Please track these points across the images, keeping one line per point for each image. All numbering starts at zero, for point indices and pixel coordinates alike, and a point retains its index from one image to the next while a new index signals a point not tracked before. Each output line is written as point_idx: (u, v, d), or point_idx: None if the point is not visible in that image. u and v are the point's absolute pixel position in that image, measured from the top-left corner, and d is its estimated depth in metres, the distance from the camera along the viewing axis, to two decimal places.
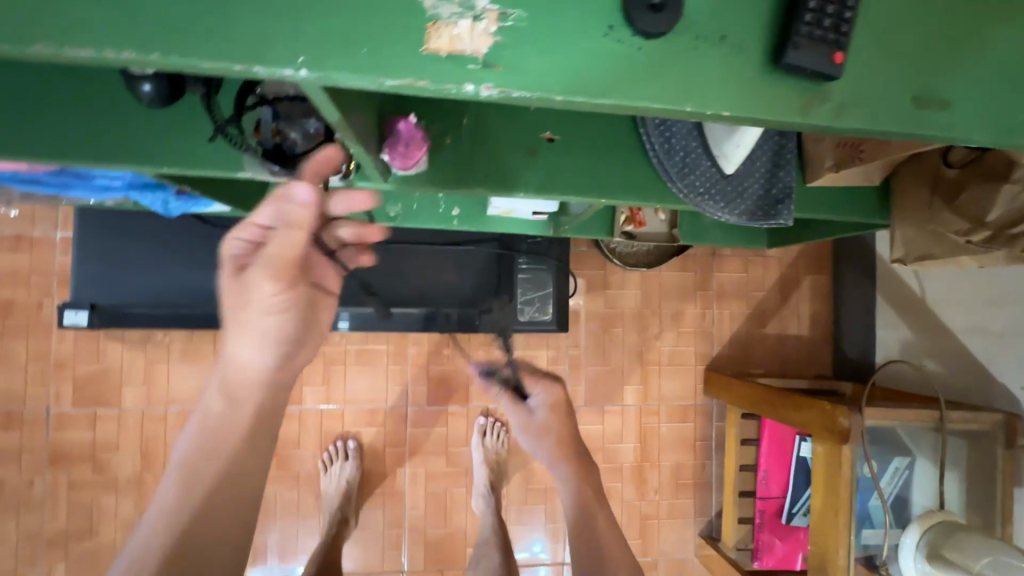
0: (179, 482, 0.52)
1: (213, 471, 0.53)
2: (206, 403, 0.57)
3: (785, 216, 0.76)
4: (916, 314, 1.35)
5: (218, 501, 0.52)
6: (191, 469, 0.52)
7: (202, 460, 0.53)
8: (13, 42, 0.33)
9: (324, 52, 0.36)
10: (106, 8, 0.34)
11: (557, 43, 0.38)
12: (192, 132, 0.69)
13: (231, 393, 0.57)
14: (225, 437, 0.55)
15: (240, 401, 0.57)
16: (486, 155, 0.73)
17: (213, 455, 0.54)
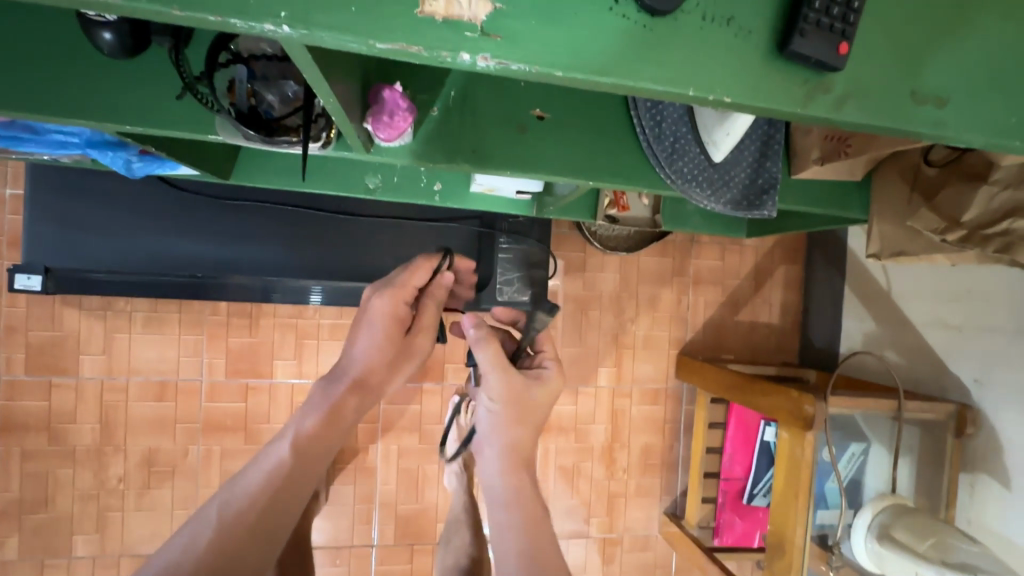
0: (261, 484, 0.57)
1: (292, 491, 0.58)
2: (304, 419, 0.62)
3: (770, 207, 0.76)
4: (881, 306, 1.40)
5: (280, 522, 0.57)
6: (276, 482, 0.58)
7: (301, 465, 0.60)
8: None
9: (311, 9, 0.33)
10: None
11: (560, 15, 0.36)
12: (160, 88, 0.65)
13: (327, 423, 0.63)
14: (310, 464, 0.61)
15: (330, 436, 0.64)
16: (474, 129, 0.70)
17: (297, 473, 0.59)
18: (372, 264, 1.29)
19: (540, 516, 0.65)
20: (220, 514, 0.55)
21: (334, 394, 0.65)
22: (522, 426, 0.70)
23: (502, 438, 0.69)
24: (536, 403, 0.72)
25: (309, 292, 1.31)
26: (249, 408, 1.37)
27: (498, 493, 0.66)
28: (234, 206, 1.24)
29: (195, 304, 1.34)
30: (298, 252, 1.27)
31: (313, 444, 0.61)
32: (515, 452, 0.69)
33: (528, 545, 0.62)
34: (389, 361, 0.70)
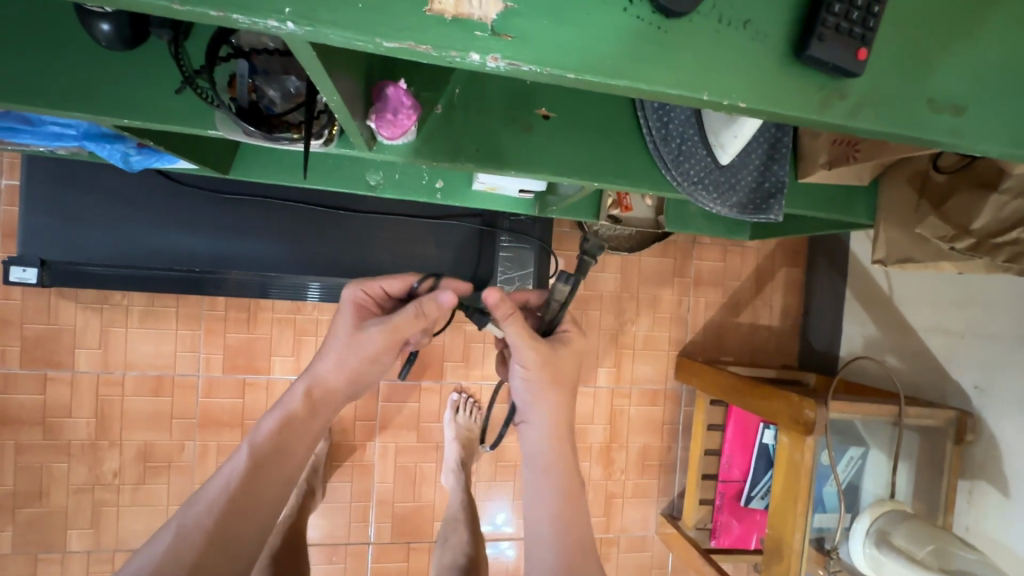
0: (220, 495, 0.63)
1: (254, 492, 0.64)
2: (262, 428, 0.69)
3: (776, 211, 0.76)
4: (882, 310, 1.40)
5: (246, 528, 0.63)
6: (236, 485, 0.64)
7: (261, 469, 0.65)
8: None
9: (317, 5, 0.32)
10: None
11: (573, 15, 0.35)
12: (159, 82, 0.64)
13: (283, 425, 0.69)
14: (268, 466, 0.66)
15: (292, 438, 0.69)
16: (478, 127, 0.69)
17: (256, 476, 0.65)
18: (371, 261, 1.28)
19: (575, 483, 0.69)
20: (179, 527, 0.61)
21: (293, 395, 0.71)
22: (557, 390, 0.70)
23: (539, 402, 0.70)
24: (566, 362, 0.72)
25: (305, 290, 1.27)
26: (246, 404, 1.36)
27: (541, 457, 0.69)
28: (233, 201, 1.23)
29: (192, 299, 1.33)
30: (297, 248, 1.26)
31: (273, 446, 0.67)
32: (554, 416, 0.70)
33: (568, 507, 0.67)
34: (348, 349, 0.74)
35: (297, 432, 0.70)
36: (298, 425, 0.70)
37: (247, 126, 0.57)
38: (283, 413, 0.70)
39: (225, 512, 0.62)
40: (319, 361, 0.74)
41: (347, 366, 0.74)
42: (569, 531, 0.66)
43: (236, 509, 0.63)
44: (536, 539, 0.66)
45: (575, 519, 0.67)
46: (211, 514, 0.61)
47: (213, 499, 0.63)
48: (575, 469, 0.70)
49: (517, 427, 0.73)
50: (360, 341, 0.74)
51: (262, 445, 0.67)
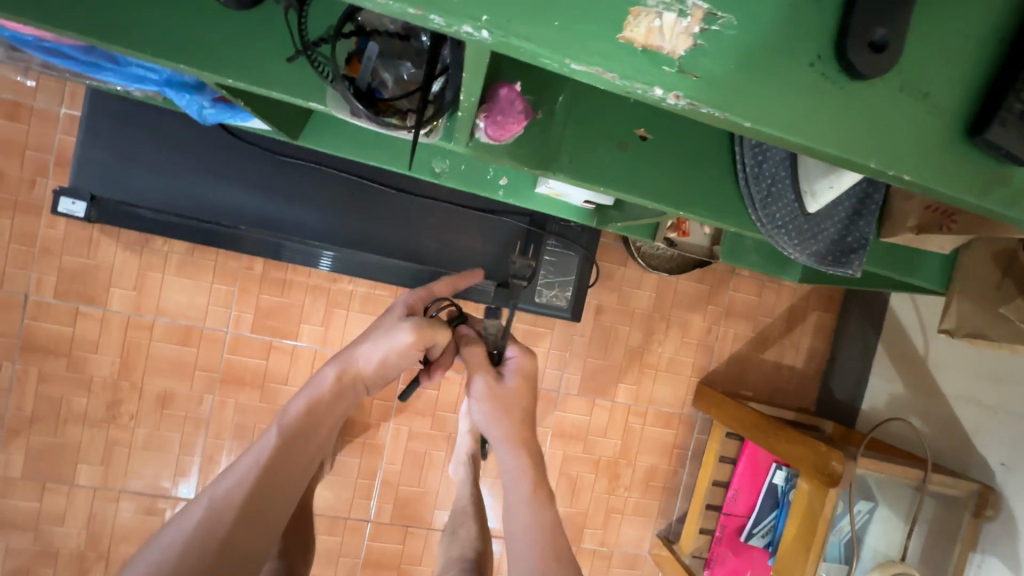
0: (256, 471, 0.60)
1: (285, 471, 0.62)
2: (291, 409, 0.67)
3: (855, 266, 0.75)
4: (913, 371, 1.39)
5: (276, 501, 0.60)
6: (272, 464, 0.61)
7: (296, 452, 0.64)
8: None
9: (513, 17, 0.31)
10: None
11: (759, 62, 0.34)
12: (269, 49, 0.63)
13: (314, 405, 0.68)
14: (299, 450, 0.64)
15: (318, 418, 0.68)
16: (575, 139, 0.68)
17: (285, 461, 0.62)
18: (415, 245, 1.27)
19: (542, 493, 0.73)
20: (209, 506, 0.56)
21: (327, 379, 0.71)
22: (512, 413, 0.78)
23: (499, 429, 0.77)
24: (516, 393, 0.80)
25: (318, 258, 1.26)
26: (269, 367, 1.37)
27: (511, 471, 0.75)
28: (289, 163, 1.21)
29: (232, 255, 1.32)
30: (344, 221, 1.25)
31: (304, 421, 0.66)
32: (513, 437, 0.76)
33: (540, 516, 0.71)
34: (380, 341, 0.73)
35: (321, 424, 0.68)
36: (325, 415, 0.69)
37: (356, 104, 0.56)
38: (312, 395, 0.69)
39: (263, 482, 0.59)
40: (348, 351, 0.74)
41: (375, 352, 0.72)
42: (551, 536, 0.69)
43: (267, 484, 0.60)
44: (519, 552, 0.68)
45: (549, 524, 0.70)
46: (245, 488, 0.58)
47: (241, 477, 0.59)
48: (538, 472, 0.75)
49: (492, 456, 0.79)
50: (391, 333, 0.73)
51: (296, 418, 0.66)
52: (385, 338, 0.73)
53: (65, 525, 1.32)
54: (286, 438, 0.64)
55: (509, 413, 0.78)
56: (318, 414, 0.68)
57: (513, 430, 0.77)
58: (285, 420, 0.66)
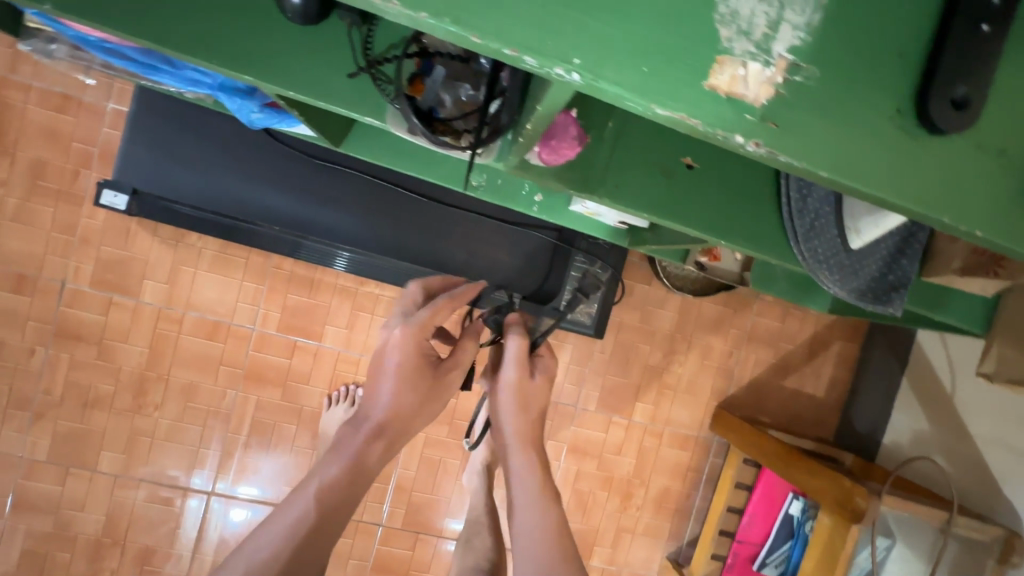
0: (287, 539, 0.58)
1: (323, 533, 0.60)
2: (327, 471, 0.64)
3: (897, 305, 0.74)
4: (938, 409, 1.37)
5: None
6: (307, 531, 0.59)
7: (334, 515, 0.62)
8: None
9: (604, 61, 0.32)
10: None
11: (839, 112, 0.35)
12: (331, 66, 0.65)
13: (351, 475, 0.64)
14: (337, 513, 0.62)
15: (356, 477, 0.65)
16: (622, 164, 0.68)
17: (321, 526, 0.60)
18: (444, 254, 1.28)
19: (550, 499, 0.75)
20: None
21: (357, 443, 0.66)
22: (528, 412, 0.80)
23: (511, 426, 0.79)
24: (537, 392, 0.81)
25: (333, 257, 1.27)
26: (293, 366, 1.38)
27: (516, 471, 0.77)
28: (323, 167, 1.23)
29: (263, 253, 1.34)
30: (375, 226, 1.26)
31: (338, 492, 0.63)
32: (524, 435, 0.79)
33: (548, 519, 0.72)
34: (412, 386, 0.70)
35: (357, 478, 0.65)
36: (361, 471, 0.65)
37: (414, 120, 0.57)
38: (351, 457, 0.65)
39: (297, 551, 0.58)
40: (373, 407, 0.69)
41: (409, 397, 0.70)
42: (553, 540, 0.70)
43: (303, 551, 0.58)
44: (526, 554, 0.70)
45: (556, 529, 0.72)
46: (281, 557, 0.57)
47: (271, 551, 0.57)
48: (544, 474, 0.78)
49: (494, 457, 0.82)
50: (420, 375, 0.70)
51: (330, 488, 0.62)
52: (417, 384, 0.70)
53: (84, 511, 1.34)
54: (321, 510, 0.61)
55: (524, 410, 0.80)
56: (355, 472, 0.65)
57: (520, 427, 0.79)
58: (320, 490, 0.62)
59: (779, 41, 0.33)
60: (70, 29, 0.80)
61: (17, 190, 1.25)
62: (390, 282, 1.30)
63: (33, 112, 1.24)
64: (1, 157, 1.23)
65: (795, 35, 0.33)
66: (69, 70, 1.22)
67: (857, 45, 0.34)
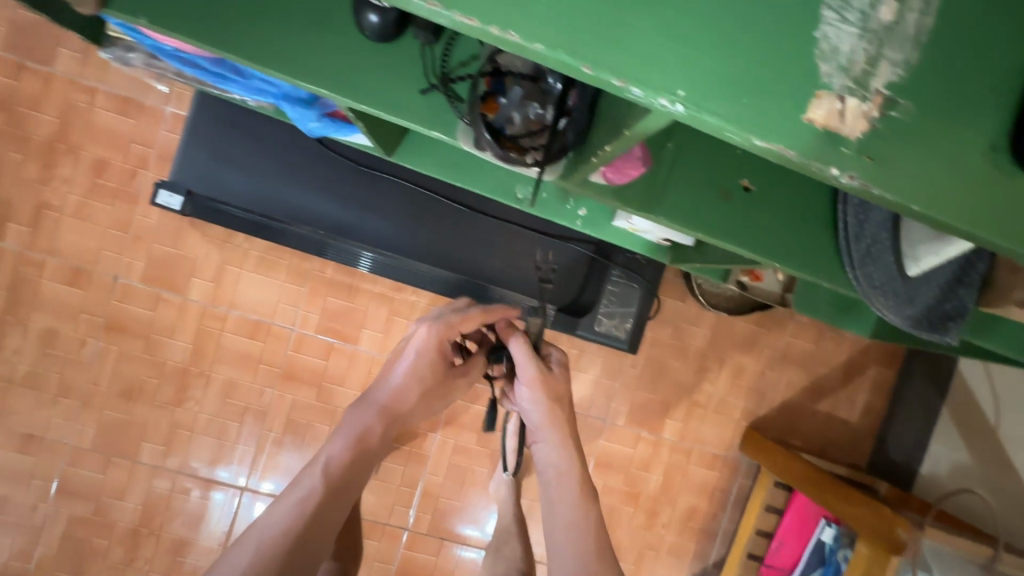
0: (301, 502, 0.66)
1: (336, 498, 0.68)
2: (337, 445, 0.72)
3: (953, 334, 0.72)
4: (982, 441, 1.34)
5: (322, 535, 0.66)
6: (320, 495, 0.67)
7: (343, 484, 0.69)
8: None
9: (707, 94, 0.33)
10: None
11: (932, 148, 0.35)
12: (403, 80, 0.66)
13: (357, 449, 0.73)
14: (346, 483, 0.70)
15: (365, 452, 0.74)
16: (680, 184, 0.69)
17: (332, 494, 0.68)
18: (483, 264, 1.30)
19: (585, 491, 0.80)
20: (257, 543, 0.62)
21: (364, 421, 0.76)
22: (558, 407, 0.85)
23: (542, 421, 0.84)
24: (561, 385, 0.87)
25: (357, 257, 1.29)
26: (328, 367, 1.41)
27: (553, 467, 0.81)
28: (367, 173, 1.26)
29: (305, 256, 1.38)
30: (416, 233, 1.29)
31: (348, 465, 0.71)
32: (560, 430, 0.84)
33: (585, 513, 0.77)
34: (420, 381, 0.82)
35: (365, 453, 0.74)
36: (369, 449, 0.74)
37: (482, 130, 0.59)
38: (359, 433, 0.74)
39: (312, 513, 0.65)
40: (380, 393, 0.80)
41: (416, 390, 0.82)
42: (586, 535, 0.74)
43: (316, 513, 0.66)
44: (560, 546, 0.74)
45: (588, 522, 0.76)
46: (298, 517, 0.64)
47: (288, 516, 0.64)
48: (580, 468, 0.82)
49: (533, 449, 0.86)
50: (429, 374, 0.83)
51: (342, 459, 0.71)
52: (426, 380, 0.83)
53: (123, 499, 1.38)
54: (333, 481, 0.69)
55: (557, 406, 0.85)
56: (364, 449, 0.74)
57: (555, 420, 0.84)
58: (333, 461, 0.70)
59: (878, 77, 0.34)
60: (147, 39, 0.83)
61: (79, 187, 1.31)
62: (409, 284, 1.31)
63: (97, 113, 1.30)
64: (66, 155, 1.29)
65: (893, 71, 0.34)
66: (143, 77, 1.28)
67: (952, 83, 0.35)
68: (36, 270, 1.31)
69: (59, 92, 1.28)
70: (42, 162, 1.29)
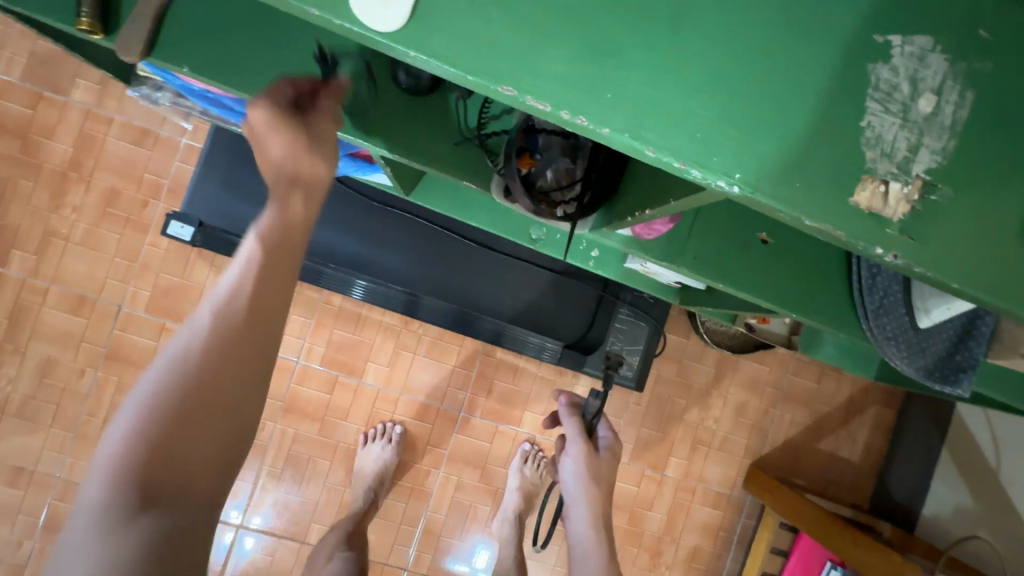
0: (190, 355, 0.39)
1: (245, 336, 0.41)
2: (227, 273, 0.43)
3: (965, 386, 0.73)
4: (984, 484, 1.36)
5: (235, 399, 0.40)
6: (219, 336, 0.40)
7: (253, 318, 0.42)
8: (488, 82, 0.34)
9: (762, 176, 0.35)
10: (580, 82, 0.34)
11: (972, 230, 0.37)
12: (435, 131, 0.68)
13: (265, 263, 0.43)
14: (255, 314, 0.42)
15: (270, 267, 0.44)
16: (699, 237, 0.72)
17: (238, 335, 0.41)
18: (491, 300, 1.31)
19: None
20: (139, 413, 0.37)
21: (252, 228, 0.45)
22: (597, 487, 0.85)
23: (578, 499, 0.85)
24: (605, 465, 0.87)
25: (351, 285, 1.30)
26: (332, 401, 1.39)
27: (585, 547, 0.81)
28: (381, 209, 1.27)
29: (313, 288, 1.37)
30: (424, 268, 1.29)
31: (249, 307, 0.41)
32: (595, 511, 0.84)
33: None
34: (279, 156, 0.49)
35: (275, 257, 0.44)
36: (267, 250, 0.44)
37: (515, 182, 0.62)
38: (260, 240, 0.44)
39: (213, 363, 0.39)
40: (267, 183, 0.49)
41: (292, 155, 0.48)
42: None
43: (223, 364, 0.39)
44: None
45: None
46: (190, 376, 0.38)
47: (177, 370, 0.38)
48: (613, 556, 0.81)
49: (564, 525, 0.86)
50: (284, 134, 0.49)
51: (233, 301, 0.41)
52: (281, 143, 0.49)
53: None
54: (222, 341, 0.40)
55: (596, 485, 0.85)
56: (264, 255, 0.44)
57: (590, 499, 0.84)
58: (215, 309, 0.41)
59: (918, 163, 0.36)
60: (174, 79, 0.84)
61: (88, 216, 1.30)
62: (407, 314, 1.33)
63: (112, 143, 1.30)
64: (78, 184, 1.30)
65: (932, 159, 0.37)
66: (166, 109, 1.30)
67: (985, 171, 0.37)
68: (39, 298, 1.29)
69: (75, 122, 1.29)
70: (52, 190, 1.29)
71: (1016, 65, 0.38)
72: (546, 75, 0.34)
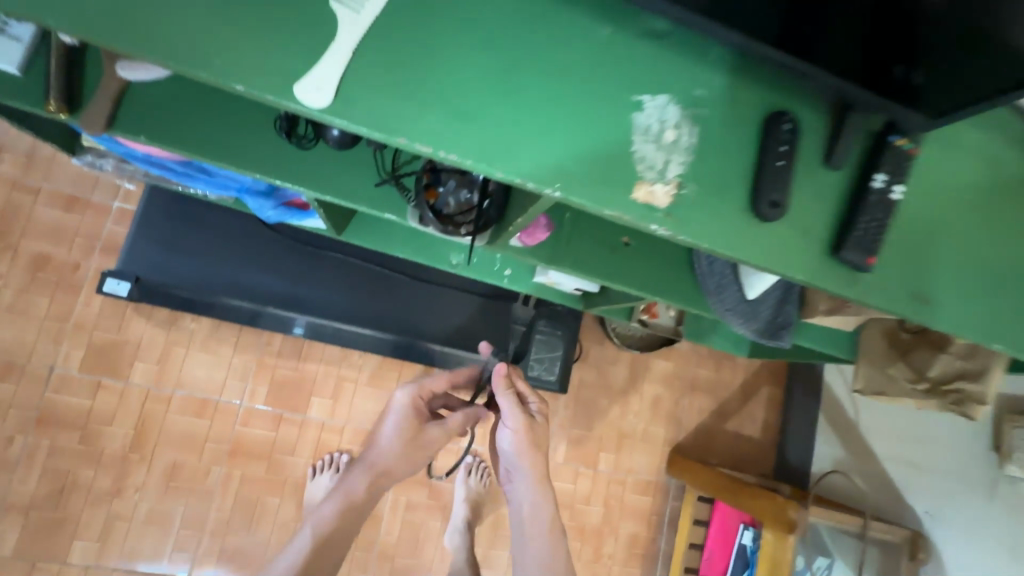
0: None
1: None
2: None
3: (785, 339, 0.99)
4: (852, 437, 1.64)
5: None
6: None
7: None
8: (388, 134, 0.51)
9: (573, 185, 0.54)
10: (451, 133, 0.53)
11: (712, 210, 0.59)
12: (357, 175, 0.85)
13: None
14: None
15: None
16: (577, 243, 0.92)
17: None
18: (422, 325, 1.45)
19: (556, 529, 0.93)
20: None
21: None
22: (537, 451, 0.95)
23: (521, 463, 0.94)
24: (540, 430, 0.96)
25: (292, 324, 1.41)
26: (278, 438, 1.45)
27: (530, 502, 0.94)
28: (315, 252, 1.40)
29: (253, 332, 1.45)
30: (359, 301, 1.42)
31: None
32: (535, 470, 0.94)
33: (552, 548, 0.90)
34: None
35: None
36: None
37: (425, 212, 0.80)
38: None
39: None
40: None
41: None
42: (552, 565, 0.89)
43: None
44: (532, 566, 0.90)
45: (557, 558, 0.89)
46: None
47: None
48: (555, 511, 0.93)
49: (510, 488, 0.98)
50: None
51: None
52: None
53: None
54: None
55: (535, 450, 0.94)
56: None
57: (531, 459, 0.94)
58: None
59: (670, 171, 0.58)
60: (119, 147, 0.96)
61: (15, 282, 1.32)
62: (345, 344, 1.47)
63: (40, 210, 1.35)
64: (4, 253, 1.32)
65: (679, 168, 0.58)
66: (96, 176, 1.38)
67: (715, 172, 0.60)
68: None
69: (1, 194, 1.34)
70: None
71: (726, 107, 0.61)
72: (428, 128, 0.52)
